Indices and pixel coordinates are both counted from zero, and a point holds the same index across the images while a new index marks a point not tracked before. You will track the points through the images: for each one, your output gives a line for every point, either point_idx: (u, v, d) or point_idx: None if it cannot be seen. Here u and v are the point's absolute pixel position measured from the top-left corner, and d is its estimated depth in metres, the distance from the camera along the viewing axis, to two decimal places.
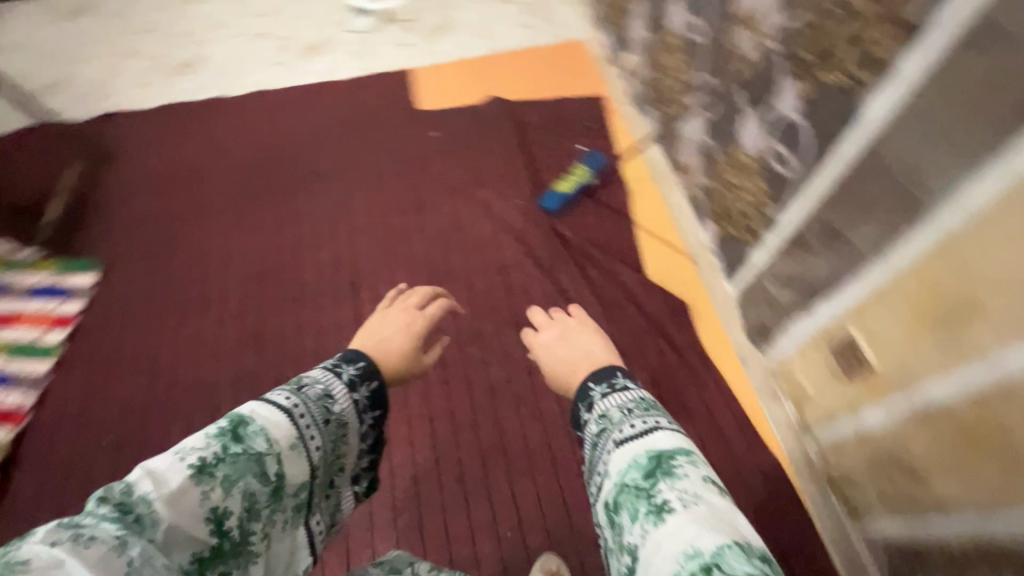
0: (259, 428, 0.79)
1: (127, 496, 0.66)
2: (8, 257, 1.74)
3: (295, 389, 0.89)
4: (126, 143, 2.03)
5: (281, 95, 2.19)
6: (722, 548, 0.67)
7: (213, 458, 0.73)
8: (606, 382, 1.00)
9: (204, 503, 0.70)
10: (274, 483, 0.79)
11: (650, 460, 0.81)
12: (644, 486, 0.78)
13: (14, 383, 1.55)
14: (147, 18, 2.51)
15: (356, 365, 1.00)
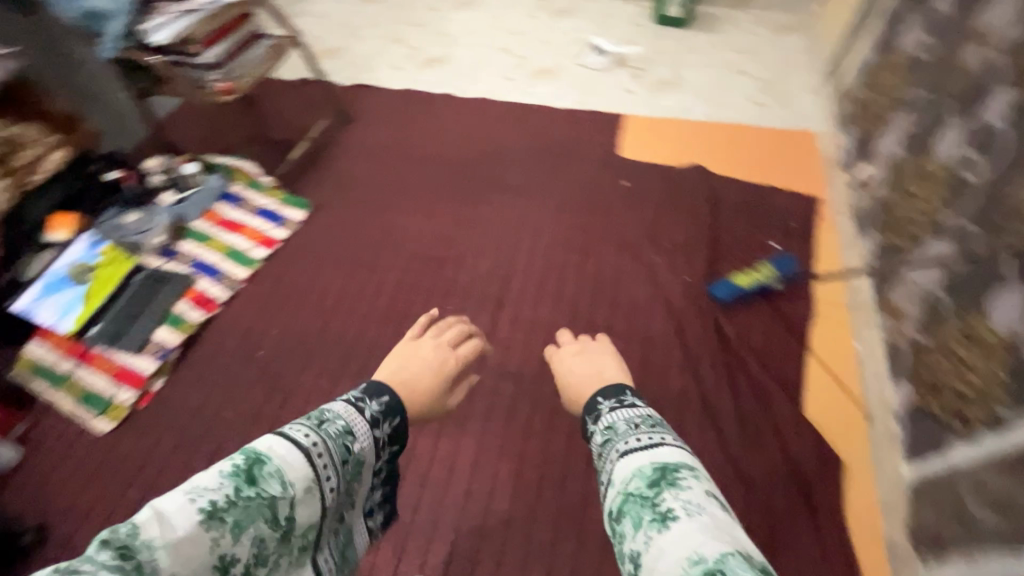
0: (274, 469, 0.85)
1: (129, 539, 0.71)
2: (252, 177, 2.05)
3: (317, 425, 0.96)
4: (365, 113, 2.35)
5: (500, 107, 2.35)
6: (723, 556, 0.72)
7: (224, 501, 0.79)
8: (614, 398, 1.11)
9: (214, 546, 0.77)
10: (290, 517, 0.86)
11: (653, 475, 0.87)
12: (648, 496, 0.85)
13: (219, 278, 1.80)
14: (419, 14, 2.89)
15: (379, 400, 1.09)
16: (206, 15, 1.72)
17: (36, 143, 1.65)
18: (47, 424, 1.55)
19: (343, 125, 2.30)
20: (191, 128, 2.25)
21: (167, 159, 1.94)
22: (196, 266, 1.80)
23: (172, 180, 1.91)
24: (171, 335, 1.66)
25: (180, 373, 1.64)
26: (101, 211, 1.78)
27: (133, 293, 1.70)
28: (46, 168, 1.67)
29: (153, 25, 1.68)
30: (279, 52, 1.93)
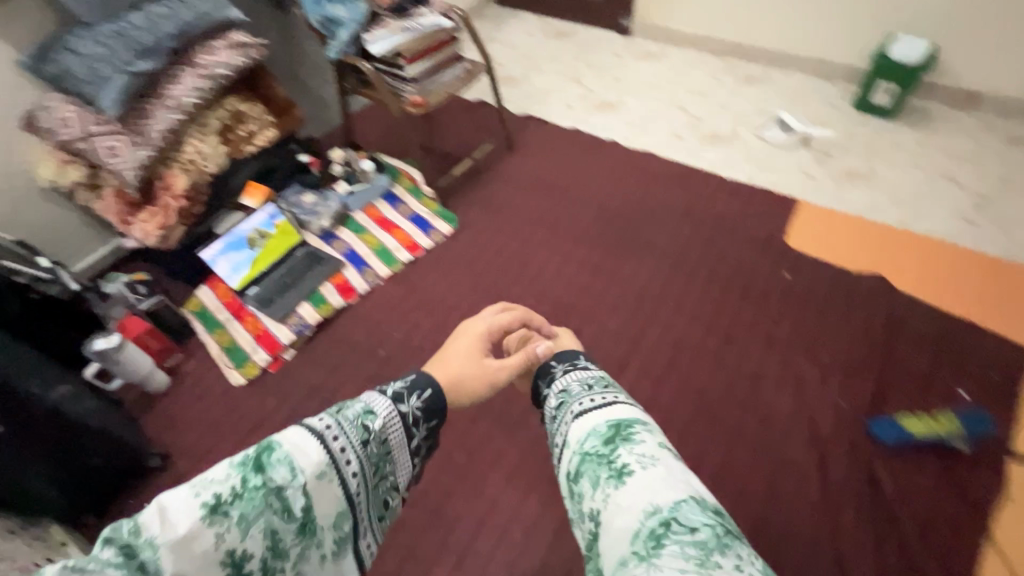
0: (284, 454, 0.69)
1: (131, 538, 0.58)
2: (415, 183, 2.15)
3: (337, 411, 0.79)
4: (528, 143, 2.40)
5: (664, 164, 2.27)
6: (678, 503, 0.66)
7: (230, 494, 0.64)
8: (567, 361, 0.99)
9: (221, 542, 0.62)
10: (310, 509, 0.69)
11: (607, 432, 0.78)
12: (605, 453, 0.76)
13: (363, 272, 1.91)
14: (601, 59, 2.93)
15: (405, 378, 0.90)
16: (420, 35, 1.86)
17: (256, 118, 1.84)
18: (196, 364, 1.73)
19: (505, 151, 2.36)
20: (373, 127, 2.46)
21: (350, 153, 2.09)
22: (347, 254, 1.94)
23: (350, 173, 2.06)
24: (312, 313, 1.78)
25: (309, 349, 1.74)
26: (285, 185, 1.98)
27: (291, 264, 1.86)
28: (258, 141, 1.85)
29: (377, 37, 1.83)
30: (469, 76, 2.04)
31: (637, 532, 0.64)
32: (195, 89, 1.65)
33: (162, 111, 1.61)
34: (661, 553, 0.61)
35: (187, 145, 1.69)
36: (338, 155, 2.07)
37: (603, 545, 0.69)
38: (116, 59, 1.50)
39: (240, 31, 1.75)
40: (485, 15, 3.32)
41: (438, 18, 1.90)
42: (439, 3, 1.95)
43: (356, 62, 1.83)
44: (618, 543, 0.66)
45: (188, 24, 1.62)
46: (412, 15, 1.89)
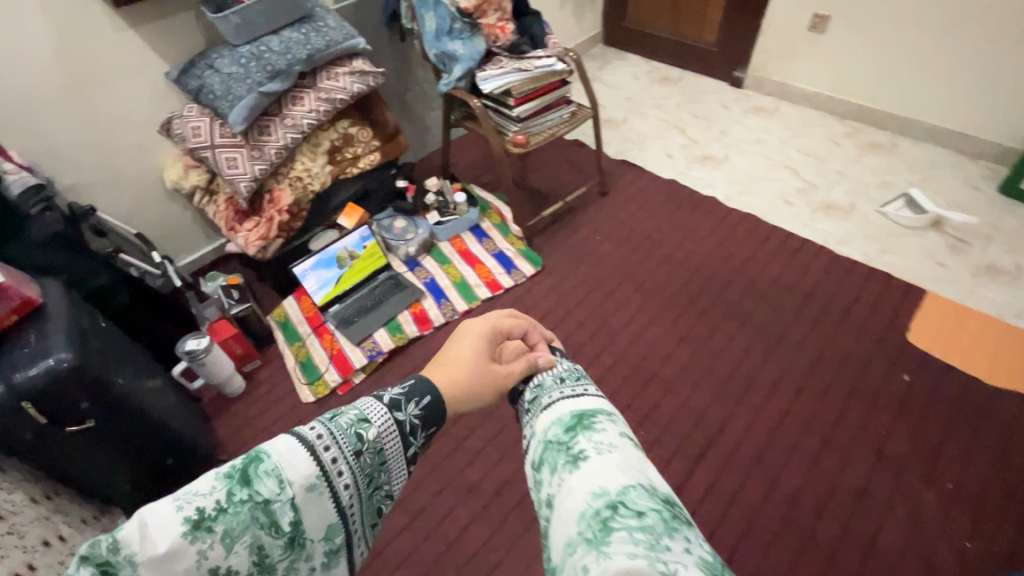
0: (273, 465, 0.57)
1: (109, 555, 0.49)
2: (502, 221, 2.14)
3: (329, 417, 0.65)
4: (623, 192, 2.32)
5: (769, 231, 2.11)
6: (626, 487, 0.53)
7: (214, 507, 0.54)
8: None
9: (202, 562, 0.53)
10: (299, 526, 0.58)
11: (572, 417, 0.64)
12: (565, 439, 0.61)
13: (441, 304, 1.89)
14: (708, 109, 2.81)
15: (404, 384, 0.72)
16: (532, 76, 1.84)
17: (364, 142, 1.89)
18: (272, 374, 1.77)
19: (598, 196, 2.29)
20: (468, 158, 2.48)
21: (445, 184, 2.10)
22: (428, 283, 1.93)
23: (441, 204, 2.07)
24: (387, 339, 1.77)
25: (378, 376, 1.73)
26: (379, 210, 2.02)
27: (373, 288, 1.89)
28: (363, 165, 1.90)
29: (490, 76, 1.83)
30: (574, 119, 2.00)
31: (580, 512, 0.51)
32: (314, 111, 1.72)
33: (281, 129, 1.69)
34: (607, 542, 0.48)
35: (298, 162, 1.76)
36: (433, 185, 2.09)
37: (550, 536, 0.55)
38: (251, 79, 1.59)
39: (362, 59, 1.81)
40: (590, 54, 3.30)
41: (552, 60, 1.87)
42: (555, 45, 1.92)
43: (467, 99, 1.84)
44: (564, 530, 0.53)
45: (318, 50, 1.69)
46: (527, 55, 1.87)
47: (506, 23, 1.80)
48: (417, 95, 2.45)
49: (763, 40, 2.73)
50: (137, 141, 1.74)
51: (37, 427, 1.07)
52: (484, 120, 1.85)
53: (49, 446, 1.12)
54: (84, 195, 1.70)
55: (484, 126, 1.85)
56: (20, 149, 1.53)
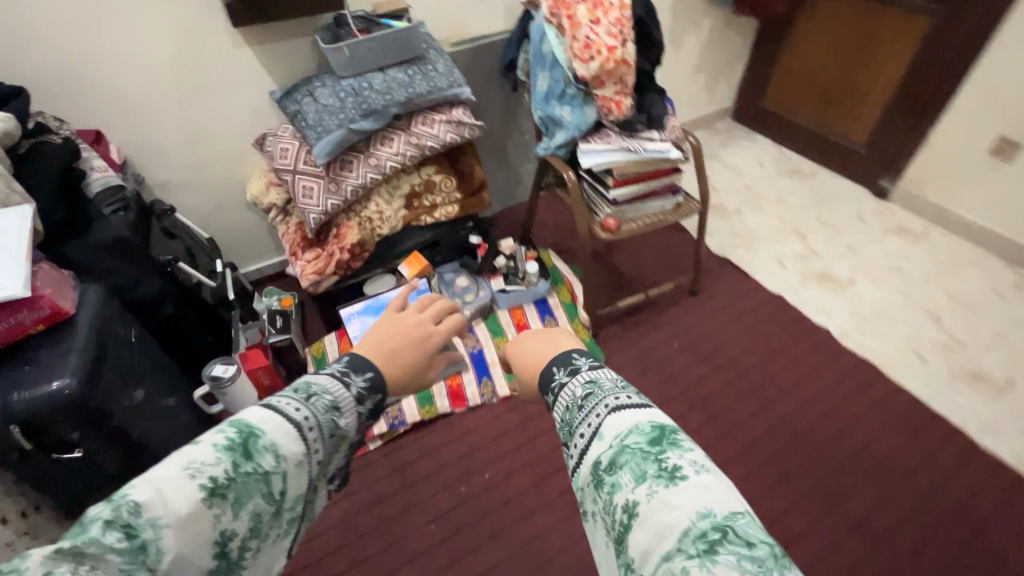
0: (270, 442, 0.67)
1: (133, 517, 0.56)
2: (571, 300, 1.94)
3: (304, 399, 0.76)
4: (716, 298, 2.03)
5: (884, 392, 1.73)
6: (733, 513, 0.63)
7: (224, 477, 0.63)
8: (570, 366, 0.92)
9: (215, 525, 0.62)
10: (286, 494, 0.69)
11: (652, 430, 0.72)
12: (651, 451, 0.70)
13: (482, 381, 1.70)
14: (839, 217, 2.43)
15: (363, 375, 0.84)
16: (640, 159, 1.63)
17: (444, 192, 1.79)
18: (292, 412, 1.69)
19: (685, 296, 2.02)
20: (553, 219, 2.31)
21: (520, 249, 1.92)
22: (473, 354, 1.76)
23: (510, 269, 1.89)
24: (414, 408, 1.61)
25: (394, 446, 1.58)
26: (444, 262, 1.89)
27: None
28: (437, 215, 1.80)
29: (593, 152, 1.64)
30: (678, 211, 1.76)
31: (686, 531, 0.61)
32: (400, 155, 1.64)
33: (363, 168, 1.62)
34: (714, 557, 0.58)
35: (373, 202, 1.69)
36: (506, 248, 1.92)
37: (636, 537, 0.65)
38: (343, 114, 1.53)
39: (463, 108, 1.71)
40: (715, 127, 3.03)
41: (668, 145, 1.64)
42: (674, 128, 1.69)
43: (561, 171, 1.67)
44: (661, 539, 0.63)
45: (418, 94, 1.61)
46: (640, 134, 1.66)
47: (625, 98, 1.61)
48: (516, 144, 2.33)
49: (925, 153, 2.32)
50: (230, 149, 1.76)
51: (23, 450, 1.04)
52: (575, 197, 1.67)
53: (36, 465, 1.08)
54: (170, 192, 1.74)
55: (573, 204, 1.67)
56: (122, 142, 1.58)
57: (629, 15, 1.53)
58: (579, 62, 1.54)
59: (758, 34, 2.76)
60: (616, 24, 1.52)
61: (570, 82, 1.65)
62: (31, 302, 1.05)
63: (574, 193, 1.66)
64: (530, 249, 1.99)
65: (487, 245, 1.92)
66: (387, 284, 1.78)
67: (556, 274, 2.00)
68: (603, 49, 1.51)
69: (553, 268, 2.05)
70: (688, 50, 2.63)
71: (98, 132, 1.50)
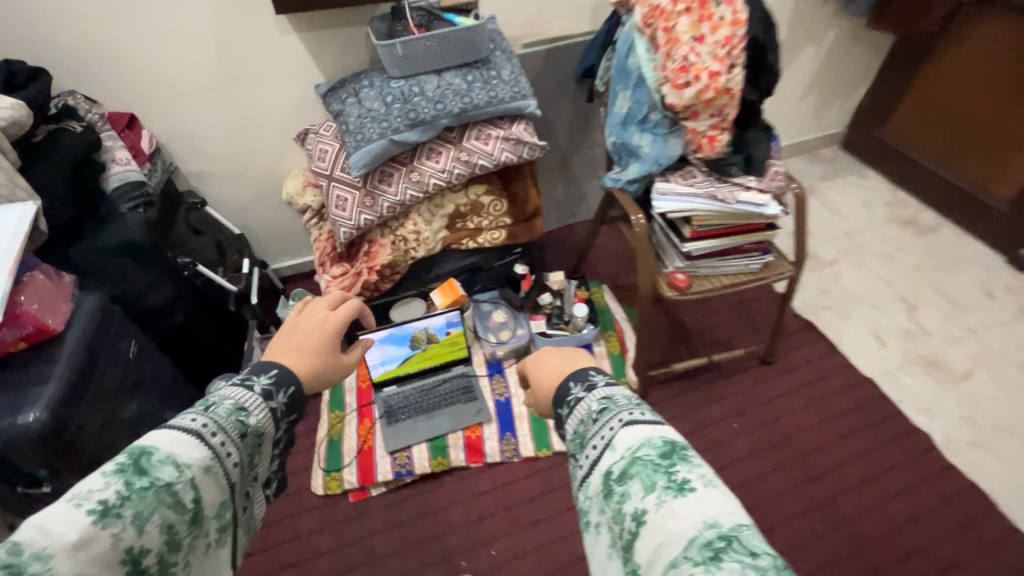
0: (165, 454, 0.61)
1: (17, 555, 0.50)
2: (621, 351, 1.70)
3: (203, 411, 0.69)
4: (793, 373, 1.72)
5: (994, 533, 1.40)
6: (744, 527, 0.56)
7: (116, 497, 0.56)
8: (583, 381, 0.82)
9: (119, 545, 0.55)
10: (200, 505, 0.62)
11: (665, 443, 0.64)
12: (661, 462, 0.63)
13: (504, 437, 1.52)
14: (960, 287, 2.02)
15: (266, 375, 0.78)
16: (728, 210, 1.35)
17: (491, 215, 1.59)
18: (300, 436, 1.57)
19: (755, 366, 1.73)
20: (613, 249, 2.05)
21: (570, 288, 1.69)
22: (500, 403, 1.57)
23: (555, 309, 1.66)
24: (425, 459, 1.45)
25: (397, 495, 1.44)
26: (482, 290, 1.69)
27: (437, 384, 1.58)
28: (480, 240, 1.60)
29: (672, 195, 1.37)
30: (765, 273, 1.46)
31: (694, 539, 0.54)
32: (446, 172, 1.45)
33: (403, 183, 1.44)
34: (721, 565, 0.52)
35: (410, 220, 1.51)
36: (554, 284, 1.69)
37: (645, 548, 0.58)
38: (386, 122, 1.34)
39: (525, 124, 1.48)
40: (817, 155, 2.61)
41: (766, 197, 1.34)
42: (776, 174, 1.38)
43: (630, 213, 1.41)
44: (669, 549, 0.55)
45: (475, 106, 1.38)
46: (734, 178, 1.37)
47: (720, 134, 1.32)
48: (583, 159, 2.07)
49: None
50: (269, 142, 1.62)
51: None
52: (641, 245, 1.42)
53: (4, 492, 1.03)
54: (204, 182, 1.63)
55: (638, 252, 1.42)
56: (157, 127, 1.47)
57: (744, 33, 1.23)
58: (669, 88, 1.26)
59: (890, 52, 2.31)
60: (725, 44, 1.22)
61: (655, 107, 1.38)
62: (11, 320, 0.96)
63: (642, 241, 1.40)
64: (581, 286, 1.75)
65: (533, 278, 1.69)
66: (415, 310, 1.61)
67: (607, 318, 1.77)
68: (702, 75, 1.23)
69: (605, 310, 1.80)
70: (802, 66, 2.24)
71: (132, 116, 1.39)
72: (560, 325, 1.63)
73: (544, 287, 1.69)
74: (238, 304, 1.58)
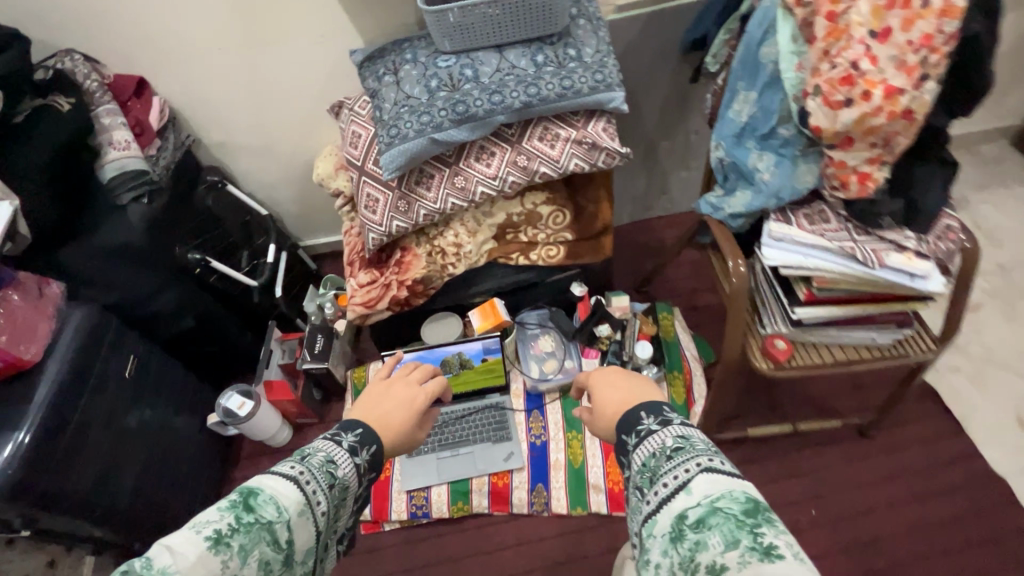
0: (269, 496, 0.63)
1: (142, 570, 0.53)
2: (685, 396, 1.44)
3: (300, 458, 0.70)
4: (897, 455, 1.40)
5: None
6: None
7: (225, 530, 0.58)
8: (657, 414, 0.79)
9: (224, 574, 0.56)
10: (293, 547, 0.62)
11: (748, 499, 0.61)
12: (746, 520, 0.59)
13: (535, 487, 1.33)
14: None
15: (354, 428, 0.78)
16: (867, 275, 0.99)
17: (550, 229, 1.30)
18: None
19: (849, 439, 1.42)
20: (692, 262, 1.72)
21: (633, 322, 1.42)
22: (536, 446, 1.37)
23: (613, 343, 1.40)
24: (444, 502, 1.31)
25: (410, 534, 1.32)
26: (528, 311, 1.45)
27: (465, 415, 1.39)
28: (533, 256, 1.33)
29: (790, 246, 1.03)
30: (897, 352, 1.12)
31: None
32: (498, 179, 1.16)
33: (444, 188, 1.17)
34: None
35: (450, 230, 1.26)
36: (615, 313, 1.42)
37: None
38: (427, 115, 1.05)
39: (605, 122, 1.14)
40: (980, 150, 2.03)
41: (927, 263, 0.97)
42: (945, 230, 1.00)
43: (728, 259, 1.09)
44: None
45: (541, 99, 1.06)
46: (884, 231, 1.00)
47: (879, 171, 0.94)
48: (673, 147, 1.68)
49: None
50: (300, 112, 1.38)
51: None
52: (737, 301, 1.10)
53: None
54: (229, 154, 1.44)
55: (732, 309, 1.10)
56: (172, 92, 1.27)
57: (955, 29, 0.81)
58: (819, 104, 0.88)
59: None
60: (920, 46, 0.82)
61: (789, 119, 1.01)
62: None
63: (740, 296, 1.09)
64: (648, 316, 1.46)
65: (590, 304, 1.43)
66: (450, 327, 1.39)
67: (673, 353, 1.50)
68: (874, 91, 0.84)
69: (673, 344, 1.52)
70: None
71: (139, 78, 1.19)
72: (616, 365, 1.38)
73: (603, 316, 1.42)
74: (263, 294, 1.43)
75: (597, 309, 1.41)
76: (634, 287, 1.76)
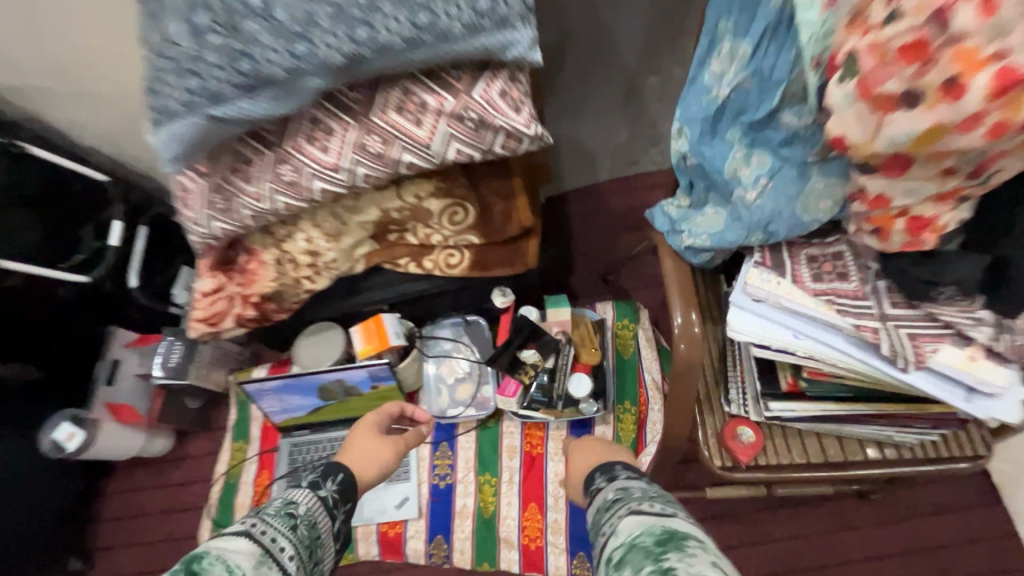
0: (218, 556, 0.59)
1: None
2: (633, 435, 1.12)
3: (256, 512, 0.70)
4: (899, 526, 1.09)
5: None
6: None
7: None
8: (606, 471, 0.88)
9: None
10: None
11: (662, 531, 0.65)
12: (654, 551, 0.63)
13: (432, 537, 1.11)
14: None
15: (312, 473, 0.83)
16: (891, 376, 0.61)
17: (445, 229, 0.92)
18: (202, 457, 1.26)
19: (841, 501, 1.11)
20: None
21: (568, 347, 1.07)
22: (439, 489, 1.13)
23: (540, 373, 1.07)
24: None
25: None
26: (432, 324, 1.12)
27: None
28: (428, 263, 0.97)
29: (777, 312, 0.64)
30: (919, 457, 0.75)
31: None
32: (343, 172, 0.77)
33: (268, 180, 0.79)
34: None
35: (301, 232, 0.89)
36: (545, 334, 1.07)
37: None
38: (195, 77, 0.64)
39: (503, 82, 0.72)
40: None
41: (1002, 373, 0.58)
42: None
43: (673, 316, 0.70)
44: None
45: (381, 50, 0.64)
46: (938, 307, 0.58)
47: (950, 215, 0.51)
48: (664, 85, 1.20)
49: None
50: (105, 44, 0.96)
51: None
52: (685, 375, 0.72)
53: None
54: (32, 101, 1.06)
55: (675, 384, 0.73)
56: None
57: None
58: (850, 94, 0.44)
59: None
60: None
61: (802, 98, 0.57)
62: None
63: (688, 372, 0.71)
64: (593, 334, 1.11)
65: (514, 321, 1.08)
66: (331, 341, 1.07)
67: (625, 375, 1.16)
68: (975, 80, 0.39)
69: (629, 364, 1.17)
70: None
71: None
72: (541, 404, 1.06)
73: (531, 336, 1.07)
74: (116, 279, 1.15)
75: (521, 329, 1.06)
76: (600, 272, 1.38)
